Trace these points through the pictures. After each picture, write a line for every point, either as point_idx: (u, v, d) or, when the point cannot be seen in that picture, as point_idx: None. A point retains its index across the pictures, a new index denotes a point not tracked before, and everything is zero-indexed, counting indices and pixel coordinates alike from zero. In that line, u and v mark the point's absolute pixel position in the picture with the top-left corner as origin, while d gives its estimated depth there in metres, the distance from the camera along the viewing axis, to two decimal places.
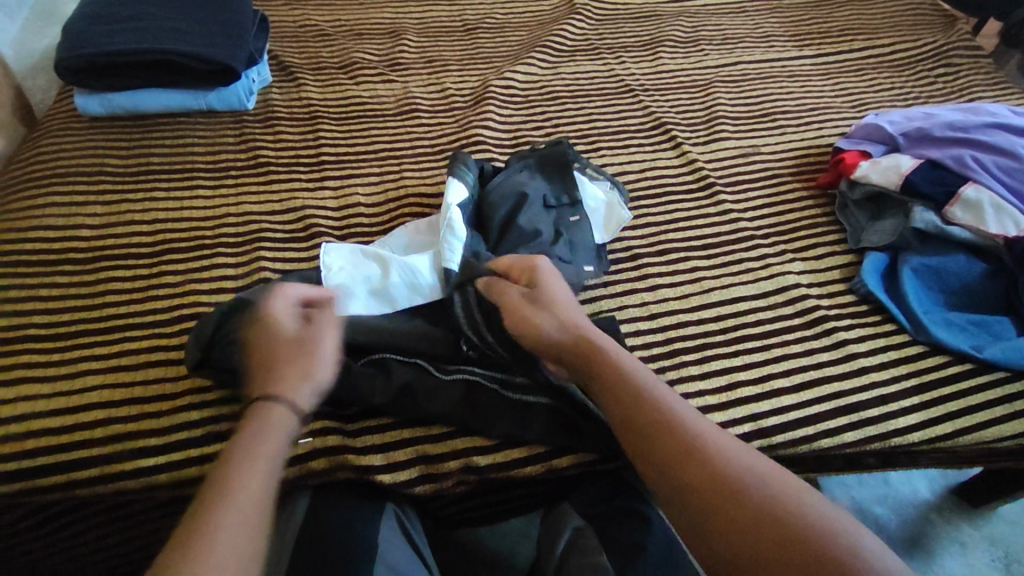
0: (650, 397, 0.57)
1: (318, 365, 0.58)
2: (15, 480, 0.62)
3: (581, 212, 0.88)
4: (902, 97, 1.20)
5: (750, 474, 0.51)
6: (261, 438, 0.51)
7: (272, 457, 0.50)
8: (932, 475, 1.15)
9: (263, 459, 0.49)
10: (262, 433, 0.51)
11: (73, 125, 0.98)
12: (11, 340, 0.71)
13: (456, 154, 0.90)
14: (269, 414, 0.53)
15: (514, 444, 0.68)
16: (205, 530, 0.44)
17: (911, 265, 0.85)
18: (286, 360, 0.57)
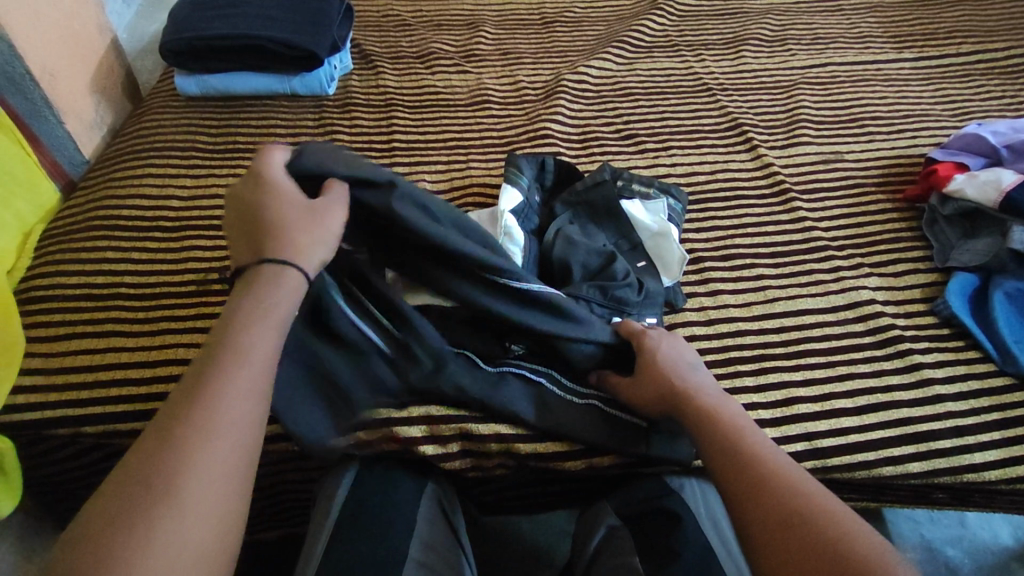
0: (732, 431, 0.57)
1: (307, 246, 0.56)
2: (98, 422, 0.68)
3: (647, 231, 0.85)
4: (1013, 106, 1.10)
5: (816, 513, 0.49)
6: (266, 304, 0.53)
7: (270, 343, 0.52)
8: (1017, 521, 1.05)
9: (262, 330, 0.51)
10: (265, 301, 0.53)
11: (172, 103, 1.06)
12: (104, 297, 0.78)
13: (510, 157, 0.90)
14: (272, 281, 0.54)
15: (550, 437, 0.69)
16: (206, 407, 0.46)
17: (1003, 289, 0.78)
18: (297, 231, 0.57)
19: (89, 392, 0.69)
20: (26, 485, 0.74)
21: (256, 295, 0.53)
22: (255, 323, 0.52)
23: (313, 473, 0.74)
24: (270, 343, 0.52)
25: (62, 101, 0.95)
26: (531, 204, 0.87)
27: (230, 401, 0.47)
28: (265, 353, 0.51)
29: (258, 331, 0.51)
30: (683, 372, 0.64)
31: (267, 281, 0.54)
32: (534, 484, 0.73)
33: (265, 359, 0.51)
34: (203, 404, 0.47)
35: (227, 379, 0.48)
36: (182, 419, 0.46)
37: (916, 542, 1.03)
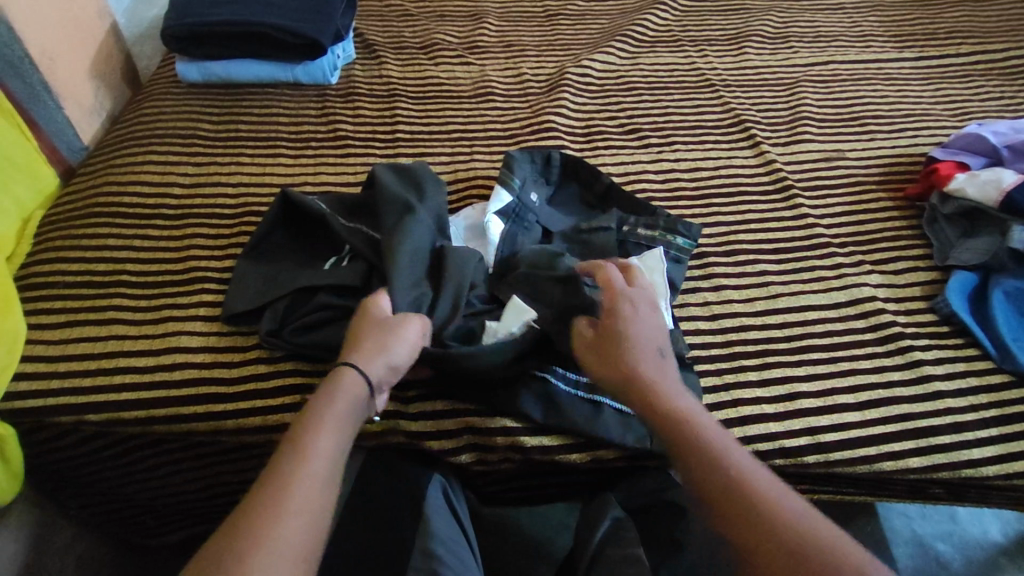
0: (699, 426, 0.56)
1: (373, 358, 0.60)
2: (103, 410, 0.67)
3: (655, 238, 0.83)
4: (1012, 107, 1.11)
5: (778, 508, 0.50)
6: (331, 409, 0.56)
7: (339, 437, 0.55)
8: (1006, 516, 1.07)
9: (328, 430, 0.55)
10: (331, 406, 0.56)
11: (173, 90, 1.05)
12: (106, 285, 0.77)
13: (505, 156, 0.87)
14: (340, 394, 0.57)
15: (548, 432, 0.69)
16: (280, 490, 0.50)
17: (1003, 288, 0.79)
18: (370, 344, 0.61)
19: (92, 380, 0.69)
20: (26, 472, 0.74)
21: (324, 400, 0.57)
22: (325, 423, 0.55)
23: None
24: (340, 443, 0.55)
25: (62, 86, 0.94)
26: (526, 203, 0.84)
27: (304, 495, 0.50)
28: (333, 445, 0.54)
29: (326, 431, 0.55)
30: (643, 349, 0.62)
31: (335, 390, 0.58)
32: (539, 475, 0.73)
33: (336, 453, 0.54)
34: (276, 489, 0.50)
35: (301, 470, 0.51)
36: (259, 502, 0.49)
37: (907, 536, 1.04)
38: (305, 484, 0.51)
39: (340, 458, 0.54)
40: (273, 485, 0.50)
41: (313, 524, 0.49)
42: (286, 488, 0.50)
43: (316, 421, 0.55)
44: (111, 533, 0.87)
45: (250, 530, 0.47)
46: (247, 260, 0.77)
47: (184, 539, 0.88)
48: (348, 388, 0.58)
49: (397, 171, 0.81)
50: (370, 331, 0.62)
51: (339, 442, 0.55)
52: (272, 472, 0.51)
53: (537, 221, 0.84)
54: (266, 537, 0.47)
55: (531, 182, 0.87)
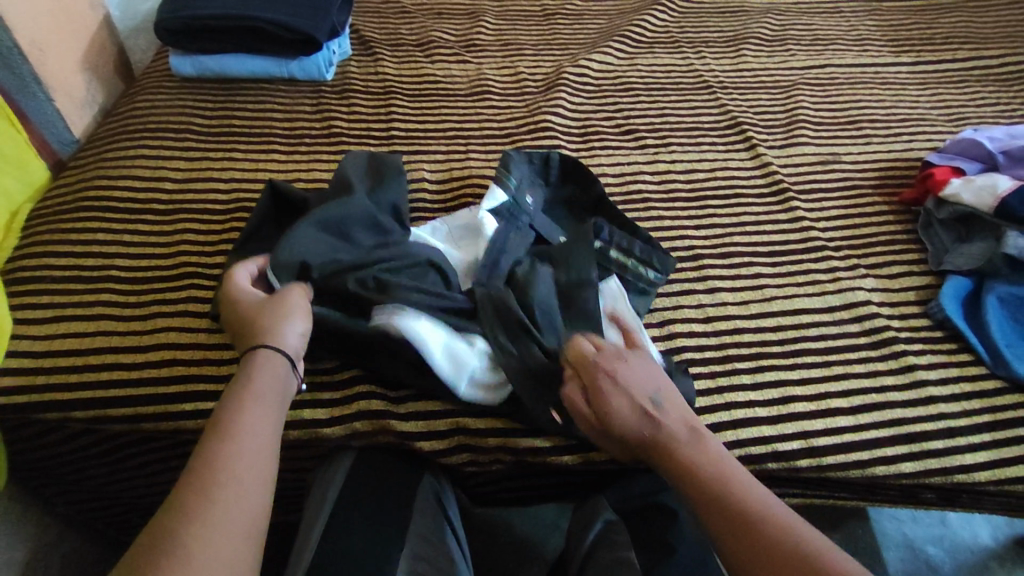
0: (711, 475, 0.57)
1: (275, 326, 0.60)
2: (89, 407, 0.66)
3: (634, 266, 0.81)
4: (1007, 113, 1.11)
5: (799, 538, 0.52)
6: (254, 383, 0.56)
7: (267, 407, 0.55)
8: (997, 521, 1.07)
9: (255, 402, 0.55)
10: (252, 380, 0.56)
11: (166, 84, 1.04)
12: (94, 280, 0.76)
13: (505, 155, 0.87)
14: (255, 367, 0.57)
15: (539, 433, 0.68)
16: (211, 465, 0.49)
17: (997, 293, 0.79)
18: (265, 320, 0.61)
19: (78, 376, 0.68)
20: (11, 469, 0.73)
21: (245, 377, 0.56)
22: (251, 397, 0.55)
23: (306, 462, 0.73)
24: (269, 413, 0.55)
25: (52, 78, 0.92)
26: (519, 204, 0.83)
27: (237, 477, 0.50)
28: (261, 416, 0.54)
29: (253, 403, 0.54)
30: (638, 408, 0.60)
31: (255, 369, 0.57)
32: (531, 477, 0.72)
33: (266, 423, 0.54)
34: (208, 466, 0.49)
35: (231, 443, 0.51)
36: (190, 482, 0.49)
37: (898, 540, 1.05)
38: (236, 455, 0.51)
39: (270, 425, 0.55)
40: (197, 475, 0.49)
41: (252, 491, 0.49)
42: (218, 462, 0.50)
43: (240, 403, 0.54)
44: (97, 531, 0.86)
45: (187, 508, 0.47)
46: (241, 255, 0.76)
47: None
48: (263, 359, 0.58)
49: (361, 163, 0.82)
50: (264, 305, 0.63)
51: (268, 413, 0.55)
52: (193, 463, 0.50)
53: (530, 224, 0.82)
54: (204, 512, 0.47)
55: (527, 184, 0.86)
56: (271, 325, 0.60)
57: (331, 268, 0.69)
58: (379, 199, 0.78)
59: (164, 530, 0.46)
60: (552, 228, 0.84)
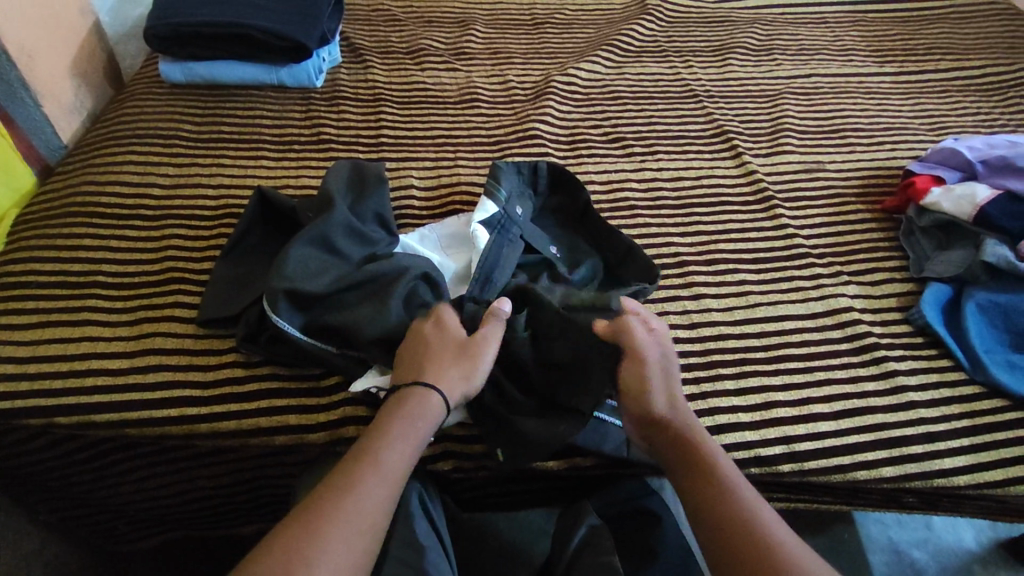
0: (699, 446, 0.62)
1: (455, 377, 0.63)
2: (74, 413, 0.66)
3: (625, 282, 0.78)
4: (987, 123, 1.13)
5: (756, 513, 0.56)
6: (406, 421, 0.60)
7: (411, 449, 0.58)
8: (981, 525, 1.08)
9: (401, 440, 0.58)
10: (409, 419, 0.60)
11: (155, 90, 1.04)
12: (81, 285, 0.76)
13: (494, 167, 0.85)
14: (421, 411, 0.60)
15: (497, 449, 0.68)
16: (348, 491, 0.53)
17: (976, 300, 0.81)
18: (452, 361, 0.64)
19: (63, 382, 0.68)
20: None
21: (401, 411, 0.60)
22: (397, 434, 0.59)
23: (292, 468, 0.73)
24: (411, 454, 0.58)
25: (40, 83, 0.92)
26: (511, 215, 0.82)
27: (368, 492, 0.54)
28: (405, 457, 0.58)
29: (400, 441, 0.58)
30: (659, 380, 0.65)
31: (410, 399, 0.61)
32: (517, 482, 0.72)
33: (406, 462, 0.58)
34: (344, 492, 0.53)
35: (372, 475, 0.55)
36: (318, 507, 0.52)
37: (883, 544, 1.05)
38: (377, 488, 0.54)
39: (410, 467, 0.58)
40: (327, 498, 0.53)
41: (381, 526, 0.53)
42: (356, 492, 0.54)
43: (389, 421, 0.60)
44: (79, 538, 0.85)
45: (316, 527, 0.50)
46: (226, 261, 0.77)
47: (154, 544, 0.86)
48: (429, 408, 0.61)
49: (347, 172, 0.83)
50: (465, 355, 0.64)
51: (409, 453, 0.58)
52: (327, 486, 0.54)
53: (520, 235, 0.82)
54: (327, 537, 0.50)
55: (517, 194, 0.86)
56: (452, 375, 0.63)
57: (304, 277, 0.69)
58: (364, 210, 0.78)
59: (289, 546, 0.49)
60: (542, 240, 0.84)
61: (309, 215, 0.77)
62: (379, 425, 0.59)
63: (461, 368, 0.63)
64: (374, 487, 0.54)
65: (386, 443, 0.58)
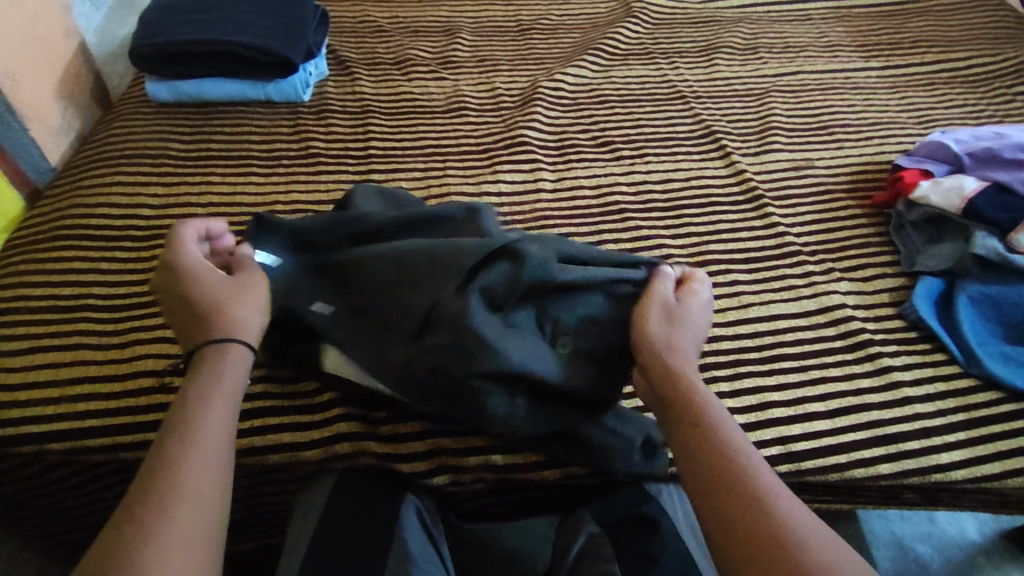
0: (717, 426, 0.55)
1: (246, 314, 0.59)
2: (68, 438, 0.66)
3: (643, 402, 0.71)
4: (974, 114, 1.14)
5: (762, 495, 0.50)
6: (206, 373, 0.54)
7: (228, 407, 0.53)
8: (983, 516, 1.08)
9: (215, 399, 0.53)
10: (208, 366, 0.55)
11: (142, 110, 1.04)
12: (71, 309, 0.76)
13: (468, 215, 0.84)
14: (219, 355, 0.56)
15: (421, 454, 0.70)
16: (173, 472, 0.47)
17: (967, 293, 0.81)
18: (218, 303, 0.59)
19: (55, 408, 0.67)
20: None
21: (203, 371, 0.55)
22: (213, 397, 0.53)
23: (290, 486, 0.73)
24: (229, 414, 0.53)
25: (26, 107, 0.92)
26: None
27: (194, 460, 0.48)
28: (222, 420, 0.52)
29: (214, 398, 0.53)
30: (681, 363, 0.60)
31: (221, 349, 0.56)
32: (514, 491, 0.72)
33: (227, 423, 0.52)
34: (168, 475, 0.47)
35: (193, 446, 0.49)
36: (144, 495, 0.46)
37: (886, 540, 1.05)
38: (204, 456, 0.49)
39: (231, 418, 0.53)
40: (150, 487, 0.47)
41: (217, 484, 0.48)
42: (181, 466, 0.48)
43: (188, 425, 0.51)
44: (78, 564, 0.84)
45: (143, 514, 0.45)
46: None
47: None
48: (232, 349, 0.56)
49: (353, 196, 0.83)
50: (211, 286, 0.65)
51: (226, 410, 0.53)
52: (144, 475, 0.48)
53: None
54: (165, 516, 0.45)
55: None
56: (241, 313, 0.59)
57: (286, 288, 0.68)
58: None
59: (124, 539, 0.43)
60: None
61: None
62: (175, 433, 0.50)
63: (239, 304, 0.60)
64: (199, 466, 0.48)
65: (201, 412, 0.52)
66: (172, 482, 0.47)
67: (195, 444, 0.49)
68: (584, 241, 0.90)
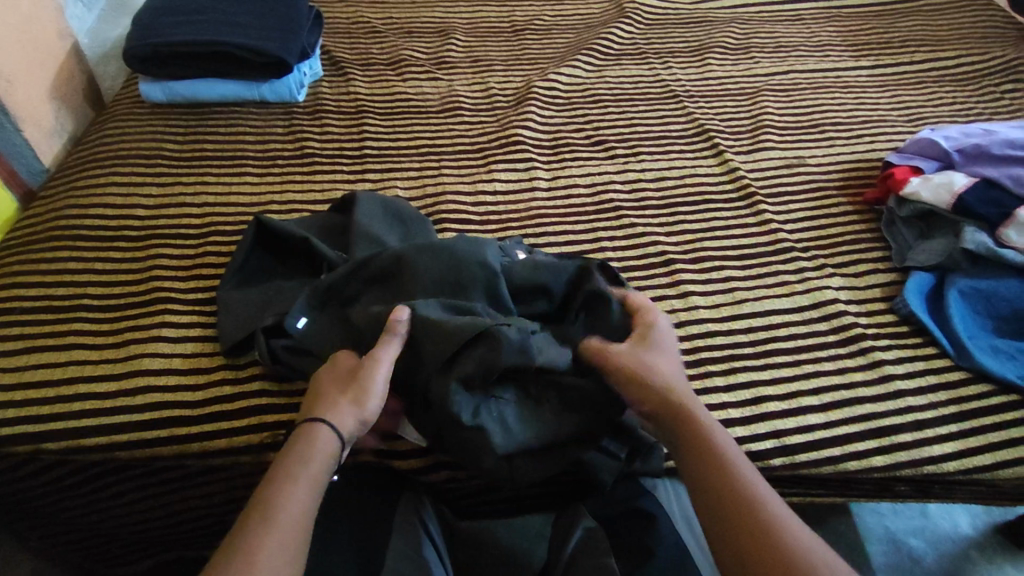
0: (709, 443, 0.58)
1: (350, 403, 0.58)
2: (64, 437, 0.66)
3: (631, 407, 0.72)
4: (963, 112, 1.15)
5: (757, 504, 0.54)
6: (299, 461, 0.55)
7: (310, 496, 0.53)
8: (976, 510, 1.09)
9: (299, 486, 0.53)
10: (303, 454, 0.55)
11: (136, 111, 1.04)
12: (66, 309, 0.76)
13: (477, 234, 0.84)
14: (313, 443, 0.56)
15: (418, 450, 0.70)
16: (248, 558, 0.48)
17: (958, 287, 0.81)
18: (334, 389, 0.60)
19: (51, 408, 0.67)
20: None
21: (299, 457, 0.55)
22: (297, 484, 0.53)
23: None
24: (311, 502, 0.53)
25: (20, 108, 0.92)
26: None
27: (270, 548, 0.49)
28: (303, 508, 0.52)
29: (301, 486, 0.53)
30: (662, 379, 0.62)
31: (313, 433, 0.56)
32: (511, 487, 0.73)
33: (308, 510, 0.53)
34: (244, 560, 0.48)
35: (272, 531, 0.50)
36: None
37: (880, 533, 1.06)
38: (279, 544, 0.49)
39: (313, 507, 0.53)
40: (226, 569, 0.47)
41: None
42: (259, 551, 0.48)
43: (278, 496, 0.52)
44: (74, 566, 0.84)
45: None
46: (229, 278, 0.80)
47: (147, 571, 0.84)
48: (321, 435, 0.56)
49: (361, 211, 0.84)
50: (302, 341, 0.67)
51: (308, 500, 0.53)
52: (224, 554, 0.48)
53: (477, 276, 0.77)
54: None
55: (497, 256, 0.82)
56: (346, 401, 0.59)
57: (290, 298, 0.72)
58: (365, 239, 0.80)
59: None
60: None
61: (319, 232, 0.80)
62: (266, 501, 0.52)
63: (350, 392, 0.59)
64: (275, 554, 0.49)
65: (286, 495, 0.52)
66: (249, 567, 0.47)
67: (275, 529, 0.50)
68: (579, 239, 0.91)
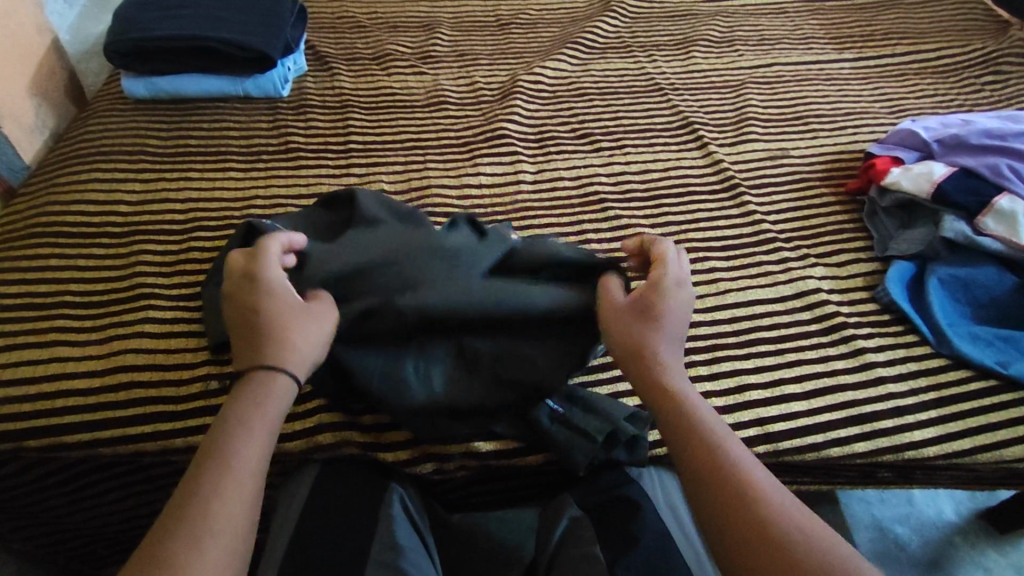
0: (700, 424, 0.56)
1: (303, 341, 0.58)
2: (46, 434, 0.65)
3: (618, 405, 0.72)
4: (944, 104, 1.16)
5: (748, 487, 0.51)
6: (254, 402, 0.54)
7: (265, 438, 0.52)
8: (960, 496, 1.11)
9: (254, 428, 0.53)
10: (258, 396, 0.54)
11: (118, 107, 1.03)
12: (48, 306, 0.75)
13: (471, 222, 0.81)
14: (269, 386, 0.55)
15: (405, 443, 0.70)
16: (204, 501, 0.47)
17: (938, 276, 0.83)
18: (280, 326, 0.57)
19: (33, 405, 0.67)
20: None
21: (252, 402, 0.54)
22: (251, 426, 0.53)
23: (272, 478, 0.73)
24: (266, 444, 0.53)
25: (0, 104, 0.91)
26: None
27: (228, 495, 0.48)
28: (258, 451, 0.52)
29: (255, 427, 0.53)
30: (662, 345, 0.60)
31: (270, 378, 0.55)
32: (498, 479, 0.73)
33: (262, 453, 0.52)
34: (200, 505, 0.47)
35: (226, 475, 0.49)
36: (175, 521, 0.46)
37: (867, 521, 1.07)
38: (235, 488, 0.49)
39: (267, 451, 0.53)
40: (183, 517, 0.47)
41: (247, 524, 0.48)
42: (213, 497, 0.48)
43: (234, 440, 0.51)
44: (60, 566, 0.84)
45: (169, 548, 0.45)
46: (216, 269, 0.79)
47: None
48: (279, 379, 0.55)
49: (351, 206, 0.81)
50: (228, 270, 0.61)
51: (265, 441, 0.53)
52: (178, 500, 0.48)
53: None
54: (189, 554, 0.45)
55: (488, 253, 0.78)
56: (299, 339, 0.58)
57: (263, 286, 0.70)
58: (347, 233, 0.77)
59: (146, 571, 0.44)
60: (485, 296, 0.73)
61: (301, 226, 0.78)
62: (220, 447, 0.51)
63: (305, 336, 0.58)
64: (231, 500, 0.48)
65: (240, 438, 0.51)
66: (206, 512, 0.47)
67: (229, 473, 0.49)
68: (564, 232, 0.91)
